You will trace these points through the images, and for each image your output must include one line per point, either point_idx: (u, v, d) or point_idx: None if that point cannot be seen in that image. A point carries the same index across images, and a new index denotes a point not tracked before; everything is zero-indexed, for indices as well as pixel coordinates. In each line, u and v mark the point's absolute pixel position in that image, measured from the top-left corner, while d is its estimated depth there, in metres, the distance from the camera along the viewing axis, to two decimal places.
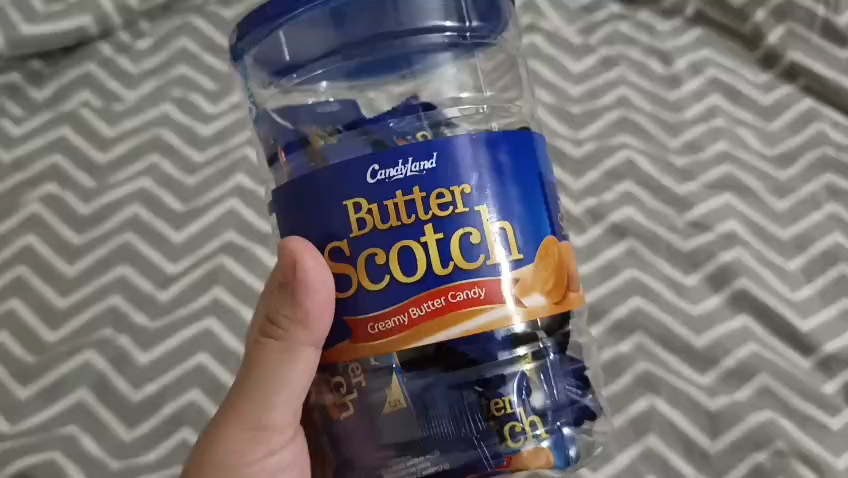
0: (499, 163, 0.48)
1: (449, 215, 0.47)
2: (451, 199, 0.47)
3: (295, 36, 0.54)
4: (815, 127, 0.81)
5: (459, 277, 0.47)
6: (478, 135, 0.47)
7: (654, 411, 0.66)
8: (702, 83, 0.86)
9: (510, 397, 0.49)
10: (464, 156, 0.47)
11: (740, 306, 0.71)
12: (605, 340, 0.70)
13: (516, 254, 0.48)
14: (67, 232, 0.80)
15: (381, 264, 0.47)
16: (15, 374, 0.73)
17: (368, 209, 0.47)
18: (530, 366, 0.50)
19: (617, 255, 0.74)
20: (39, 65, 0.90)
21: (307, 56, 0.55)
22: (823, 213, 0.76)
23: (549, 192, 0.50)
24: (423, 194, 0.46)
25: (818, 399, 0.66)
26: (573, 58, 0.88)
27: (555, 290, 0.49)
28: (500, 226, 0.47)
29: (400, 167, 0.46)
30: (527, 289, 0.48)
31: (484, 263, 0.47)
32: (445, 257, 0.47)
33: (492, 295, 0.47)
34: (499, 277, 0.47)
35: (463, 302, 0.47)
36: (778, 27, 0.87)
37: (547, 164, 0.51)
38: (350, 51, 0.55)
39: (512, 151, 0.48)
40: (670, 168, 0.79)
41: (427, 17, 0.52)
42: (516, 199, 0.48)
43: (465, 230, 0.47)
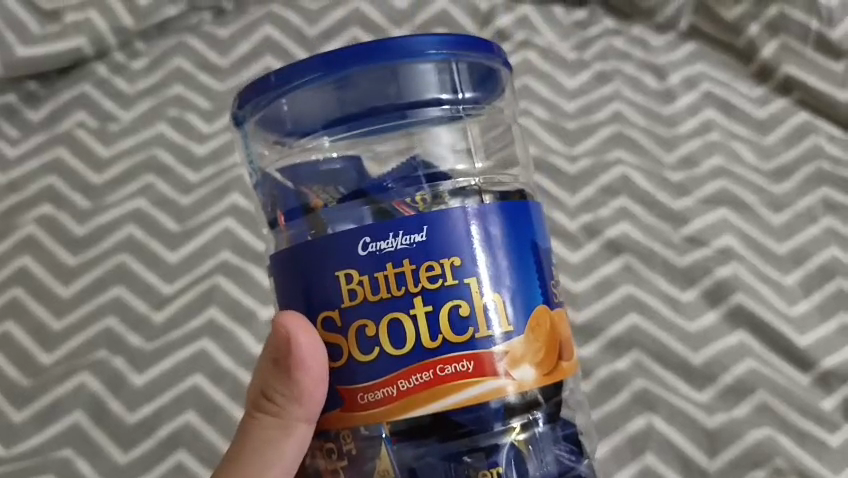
0: (492, 235, 0.46)
1: (439, 287, 0.45)
2: (441, 271, 0.45)
3: (297, 104, 0.51)
4: (811, 141, 0.81)
5: (448, 350, 0.45)
6: (470, 207, 0.45)
7: (651, 428, 0.66)
8: (697, 97, 0.86)
9: (500, 468, 0.47)
10: (455, 229, 0.45)
11: (737, 322, 0.70)
12: (601, 357, 0.70)
13: (507, 326, 0.45)
14: (63, 254, 0.79)
15: (371, 336, 0.45)
16: (10, 396, 0.72)
17: (359, 280, 0.45)
18: (520, 437, 0.48)
19: (613, 272, 0.74)
20: (35, 86, 0.91)
21: (304, 126, 0.53)
22: (819, 227, 0.76)
23: (543, 260, 0.48)
24: (413, 266, 0.44)
25: (817, 416, 0.66)
26: (567, 74, 0.88)
27: (547, 361, 0.47)
28: (492, 298, 0.45)
29: (390, 239, 0.44)
30: (518, 360, 0.46)
31: (474, 336, 0.45)
32: (434, 329, 0.45)
33: (482, 368, 0.45)
34: (490, 351, 0.45)
35: (453, 375, 0.45)
36: (772, 41, 0.87)
37: (542, 230, 0.50)
38: (350, 127, 0.52)
39: (507, 221, 0.46)
40: (665, 183, 0.79)
41: (427, 90, 0.51)
42: (508, 270, 0.46)
43: (454, 301, 0.45)
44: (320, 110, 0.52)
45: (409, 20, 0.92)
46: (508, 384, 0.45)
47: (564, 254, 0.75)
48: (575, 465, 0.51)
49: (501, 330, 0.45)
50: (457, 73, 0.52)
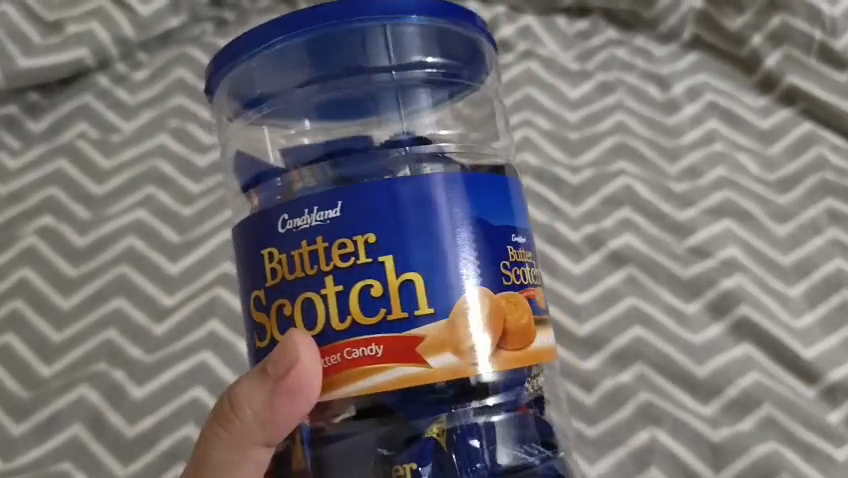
0: (409, 206, 0.46)
1: (351, 266, 0.46)
2: (353, 249, 0.46)
3: (278, 65, 0.54)
4: (815, 151, 0.81)
5: (356, 333, 0.46)
6: (388, 180, 0.46)
7: (656, 442, 0.65)
8: (700, 108, 0.85)
9: (413, 463, 0.47)
10: (369, 205, 0.46)
11: (742, 335, 0.70)
12: (605, 370, 0.69)
13: (425, 307, 0.46)
14: (64, 265, 0.79)
15: (289, 315, 0.48)
16: (10, 409, 0.72)
17: (278, 258, 0.48)
18: (439, 431, 0.48)
19: (617, 283, 0.73)
20: (37, 97, 0.90)
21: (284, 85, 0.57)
22: (824, 238, 0.75)
23: (484, 239, 0.48)
24: (326, 244, 0.46)
25: (823, 430, 0.65)
26: (569, 85, 0.88)
27: (474, 345, 0.47)
28: (406, 277, 0.46)
29: (306, 216, 0.47)
30: (436, 346, 0.46)
31: (385, 317, 0.46)
32: (343, 310, 0.46)
33: (390, 354, 0.46)
34: (403, 334, 0.46)
35: (363, 358, 0.46)
36: (775, 51, 0.87)
37: (497, 208, 0.49)
38: (326, 85, 0.57)
39: (450, 197, 0.47)
40: (669, 194, 0.78)
41: (413, 53, 0.54)
42: (429, 250, 0.46)
43: (368, 281, 0.46)
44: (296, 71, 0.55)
45: None
46: (434, 366, 0.46)
47: (567, 266, 0.75)
48: (516, 453, 0.49)
49: (415, 310, 0.46)
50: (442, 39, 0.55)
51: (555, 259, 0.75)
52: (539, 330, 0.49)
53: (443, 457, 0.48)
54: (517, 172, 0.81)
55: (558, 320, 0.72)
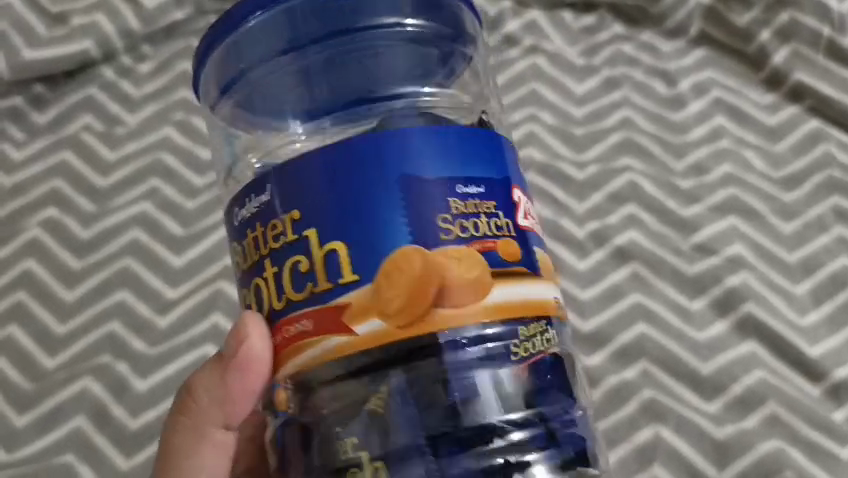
0: (334, 171, 0.46)
1: (283, 245, 0.47)
2: (283, 228, 0.47)
3: (255, 35, 0.54)
4: (822, 149, 0.80)
5: (292, 310, 0.47)
6: (307, 155, 0.47)
7: (659, 440, 0.65)
8: (706, 104, 0.85)
9: (351, 439, 0.47)
10: (295, 181, 0.47)
11: (747, 333, 0.69)
12: (609, 367, 0.69)
13: (349, 275, 0.45)
14: (68, 258, 0.79)
15: (247, 302, 0.50)
16: (13, 401, 0.72)
17: (237, 249, 0.50)
18: (379, 404, 0.48)
19: (621, 280, 0.73)
20: (41, 89, 0.90)
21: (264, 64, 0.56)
22: (830, 236, 0.75)
23: (418, 192, 0.46)
24: (262, 227, 0.48)
25: (828, 429, 0.65)
26: (575, 80, 0.88)
27: (401, 312, 0.45)
28: (331, 247, 0.46)
29: (249, 204, 0.49)
30: (357, 314, 0.45)
31: (312, 291, 0.46)
32: (280, 289, 0.47)
33: (318, 326, 0.46)
34: (328, 305, 0.46)
35: (298, 334, 0.47)
36: (782, 48, 0.87)
37: (442, 160, 0.47)
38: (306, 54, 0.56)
39: (370, 154, 0.46)
40: (675, 190, 0.78)
41: (387, 15, 0.54)
42: (354, 212, 0.46)
43: (295, 259, 0.47)
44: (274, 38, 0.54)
45: None
46: (360, 332, 0.45)
47: (571, 262, 0.74)
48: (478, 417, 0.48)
49: (341, 280, 0.45)
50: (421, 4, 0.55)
51: (560, 255, 0.75)
52: (495, 285, 0.46)
53: (385, 424, 0.48)
54: (521, 167, 0.81)
55: None
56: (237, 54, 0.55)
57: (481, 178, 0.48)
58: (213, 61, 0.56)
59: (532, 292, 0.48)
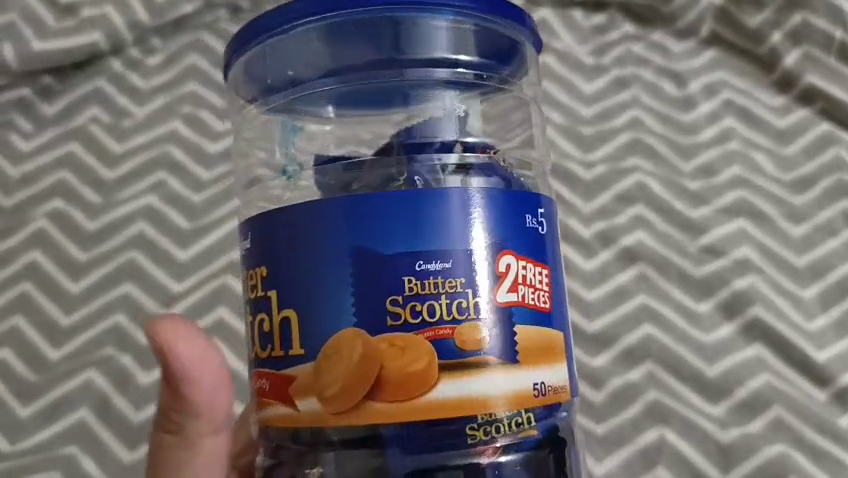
0: (300, 236, 0.44)
1: (256, 297, 0.46)
2: (256, 281, 0.46)
3: (297, 45, 0.52)
4: (832, 152, 0.80)
5: (259, 365, 0.47)
6: (277, 211, 0.45)
7: (663, 442, 0.65)
8: (717, 105, 0.84)
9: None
10: (269, 236, 0.45)
11: (753, 336, 0.69)
12: (614, 368, 0.68)
13: (298, 349, 0.44)
14: (74, 250, 0.79)
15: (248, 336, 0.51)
16: (17, 391, 0.72)
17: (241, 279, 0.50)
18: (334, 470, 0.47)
19: (628, 280, 0.73)
20: (50, 80, 0.90)
21: (299, 76, 0.54)
22: (839, 240, 0.74)
23: (370, 269, 0.42)
24: (247, 271, 0.48)
25: (834, 434, 0.64)
26: (584, 79, 0.87)
27: (339, 398, 0.43)
28: (285, 314, 0.44)
29: (243, 243, 0.48)
30: (302, 391, 0.44)
31: (270, 355, 0.46)
32: (254, 341, 0.47)
33: (274, 392, 0.46)
34: (279, 374, 0.45)
35: (260, 392, 0.47)
36: (794, 50, 0.86)
37: (410, 231, 0.43)
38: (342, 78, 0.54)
39: (334, 222, 0.43)
40: (683, 192, 0.78)
41: (436, 50, 0.51)
42: (314, 287, 0.43)
43: (261, 315, 0.46)
44: (310, 59, 0.53)
45: None
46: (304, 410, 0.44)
47: (578, 262, 0.74)
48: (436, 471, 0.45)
49: (293, 352, 0.44)
50: (471, 37, 0.52)
51: (566, 254, 0.75)
52: (440, 379, 0.43)
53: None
54: None
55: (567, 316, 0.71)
56: (278, 57, 0.53)
57: (453, 253, 0.43)
58: (251, 58, 0.54)
59: (494, 384, 0.43)
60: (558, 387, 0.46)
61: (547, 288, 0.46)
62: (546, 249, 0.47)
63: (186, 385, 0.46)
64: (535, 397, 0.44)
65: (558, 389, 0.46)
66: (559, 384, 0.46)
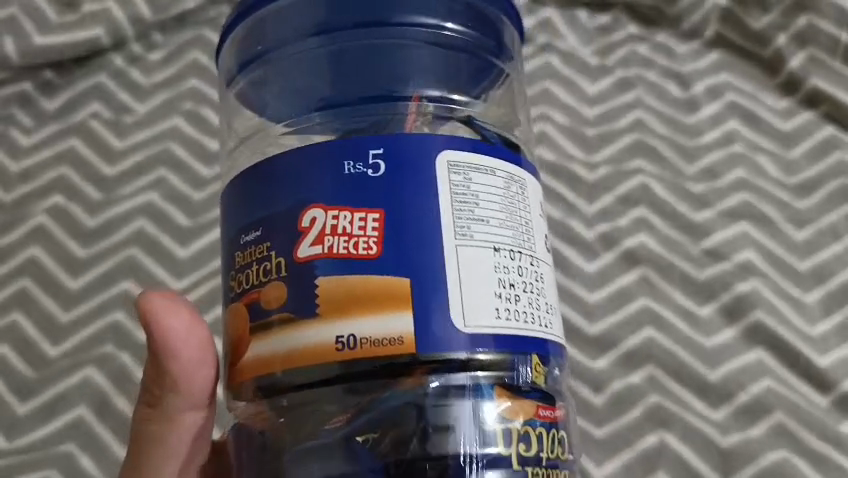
0: (236, 204, 0.48)
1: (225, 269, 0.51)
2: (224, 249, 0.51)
3: (289, 11, 0.53)
4: (836, 156, 0.80)
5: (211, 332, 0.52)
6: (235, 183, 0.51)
7: (664, 446, 0.64)
8: (720, 108, 0.84)
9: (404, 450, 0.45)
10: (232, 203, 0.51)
11: (755, 340, 0.69)
12: (615, 371, 0.68)
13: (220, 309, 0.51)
14: (73, 246, 0.79)
15: None
16: (16, 388, 0.72)
17: None
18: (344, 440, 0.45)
19: (630, 283, 0.72)
20: (51, 75, 0.90)
21: (283, 39, 0.53)
22: (842, 245, 0.74)
23: (236, 236, 0.48)
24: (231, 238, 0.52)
25: (835, 440, 0.64)
26: (588, 80, 0.87)
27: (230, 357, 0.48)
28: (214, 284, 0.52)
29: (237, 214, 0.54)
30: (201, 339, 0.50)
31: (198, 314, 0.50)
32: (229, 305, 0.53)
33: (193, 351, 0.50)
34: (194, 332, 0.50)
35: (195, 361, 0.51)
36: (799, 53, 0.86)
37: (281, 189, 0.46)
38: (326, 51, 0.53)
39: (239, 190, 0.48)
40: (686, 194, 0.77)
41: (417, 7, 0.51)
42: (225, 253, 0.49)
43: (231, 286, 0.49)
44: (299, 22, 0.52)
45: None
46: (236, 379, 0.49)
47: (580, 263, 0.74)
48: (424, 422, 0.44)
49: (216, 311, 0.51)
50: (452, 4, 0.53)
51: (568, 255, 0.74)
52: (253, 341, 0.46)
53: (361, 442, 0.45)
54: None
55: (568, 319, 0.71)
56: (263, 32, 0.54)
57: (294, 207, 0.45)
58: (246, 28, 0.56)
59: (301, 339, 0.44)
60: (380, 340, 0.43)
61: (375, 233, 0.44)
62: (378, 194, 0.44)
63: (164, 350, 0.48)
64: (337, 351, 0.43)
65: (387, 342, 0.43)
66: (397, 334, 0.43)
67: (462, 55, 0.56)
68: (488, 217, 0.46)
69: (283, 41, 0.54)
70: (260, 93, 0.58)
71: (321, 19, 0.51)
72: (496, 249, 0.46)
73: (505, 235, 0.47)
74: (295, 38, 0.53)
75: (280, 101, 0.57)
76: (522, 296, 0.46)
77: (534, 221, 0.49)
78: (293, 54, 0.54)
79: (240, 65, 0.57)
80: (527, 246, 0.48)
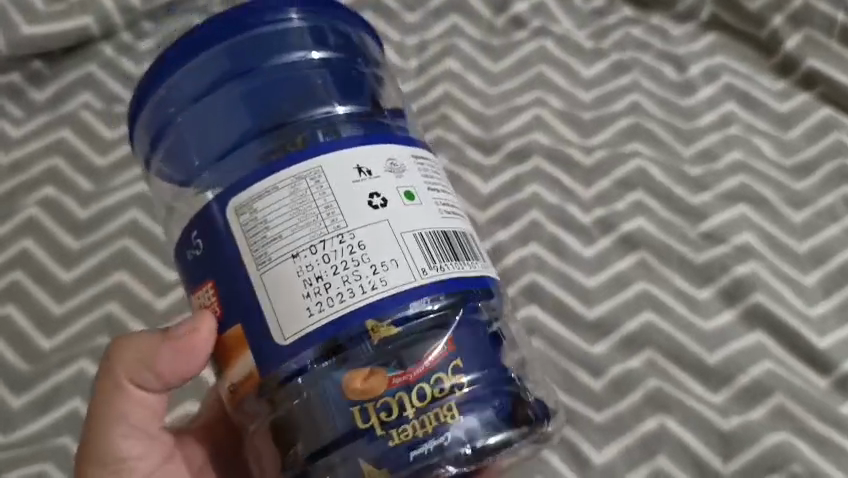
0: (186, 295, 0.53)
1: None
2: None
3: (184, 77, 0.55)
4: (834, 137, 0.79)
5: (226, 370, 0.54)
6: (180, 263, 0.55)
7: (665, 430, 0.64)
8: (716, 90, 0.83)
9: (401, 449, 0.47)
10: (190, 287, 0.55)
11: (754, 323, 0.68)
12: (613, 356, 0.67)
13: None
14: (66, 239, 0.78)
15: None
16: (8, 382, 0.70)
17: None
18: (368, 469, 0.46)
19: (628, 267, 0.72)
20: (40, 65, 0.89)
21: (184, 99, 0.55)
22: (840, 226, 0.73)
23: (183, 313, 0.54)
24: None
25: (835, 422, 0.63)
26: (583, 64, 0.86)
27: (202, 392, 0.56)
28: None
29: None
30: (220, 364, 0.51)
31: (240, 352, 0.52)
32: None
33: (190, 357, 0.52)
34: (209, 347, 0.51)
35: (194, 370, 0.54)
36: (795, 33, 0.85)
37: (187, 269, 0.51)
38: (228, 100, 0.54)
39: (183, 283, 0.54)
40: (683, 177, 0.77)
41: (291, 41, 0.56)
42: None
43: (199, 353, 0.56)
44: (198, 80, 0.55)
45: (421, 6, 0.91)
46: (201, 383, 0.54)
47: (577, 249, 0.73)
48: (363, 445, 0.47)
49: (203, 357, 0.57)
50: (320, 32, 0.58)
51: (565, 241, 0.74)
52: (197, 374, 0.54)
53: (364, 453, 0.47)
54: (526, 152, 0.79)
55: (565, 303, 0.70)
56: (165, 102, 0.56)
57: (196, 283, 0.50)
58: (143, 113, 0.57)
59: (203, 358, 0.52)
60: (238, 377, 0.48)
61: (215, 298, 0.49)
62: (210, 266, 0.49)
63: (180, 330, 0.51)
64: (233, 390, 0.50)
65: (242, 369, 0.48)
66: (245, 374, 0.48)
67: (347, 71, 0.59)
68: (287, 224, 0.48)
69: (186, 98, 0.55)
70: (176, 165, 0.57)
71: (220, 68, 0.54)
72: (296, 255, 0.47)
73: (304, 233, 0.47)
74: (197, 94, 0.55)
75: (191, 165, 0.56)
76: (336, 279, 0.46)
77: (345, 190, 0.48)
78: (195, 114, 0.55)
79: (150, 145, 0.58)
80: (336, 226, 0.47)
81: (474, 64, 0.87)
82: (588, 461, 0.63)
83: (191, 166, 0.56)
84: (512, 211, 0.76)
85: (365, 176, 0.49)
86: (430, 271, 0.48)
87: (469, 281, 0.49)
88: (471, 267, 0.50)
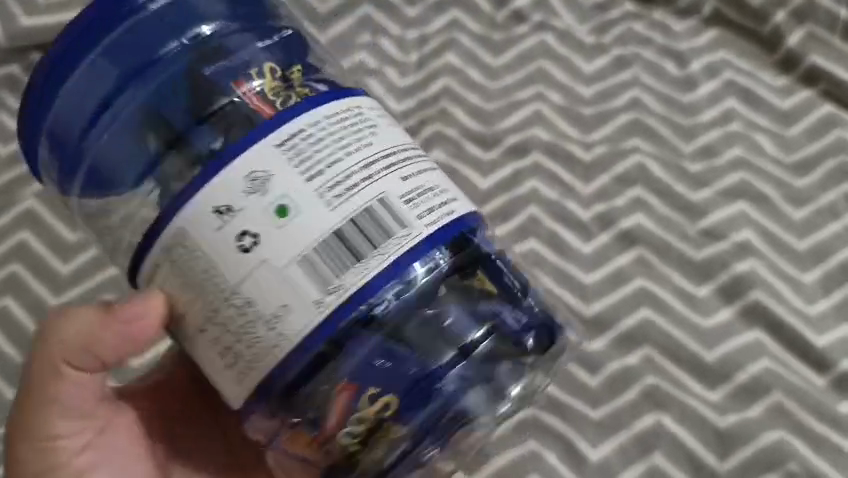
0: None
1: None
2: None
3: (75, 95, 0.53)
4: (835, 134, 0.78)
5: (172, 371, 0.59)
6: None
7: (661, 427, 0.64)
8: (718, 86, 0.83)
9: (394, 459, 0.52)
10: None
11: (753, 321, 0.68)
12: (611, 352, 0.67)
13: None
14: (64, 231, 0.78)
15: None
16: (6, 375, 0.70)
17: None
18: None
19: (627, 263, 0.72)
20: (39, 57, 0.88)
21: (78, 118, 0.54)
22: (841, 224, 0.73)
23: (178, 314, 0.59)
24: None
25: (832, 420, 0.63)
26: (584, 59, 0.86)
27: None
28: None
29: None
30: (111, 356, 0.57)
31: None
32: None
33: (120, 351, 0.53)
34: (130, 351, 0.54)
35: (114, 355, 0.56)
36: (798, 29, 0.84)
37: None
38: (129, 106, 0.53)
39: None
40: (683, 174, 0.76)
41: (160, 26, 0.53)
42: None
43: None
44: (91, 95, 0.53)
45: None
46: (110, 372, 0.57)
47: (576, 245, 0.73)
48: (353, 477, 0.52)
49: None
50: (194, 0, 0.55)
51: (564, 237, 0.73)
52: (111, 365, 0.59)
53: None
54: (526, 147, 0.79)
55: (563, 299, 0.70)
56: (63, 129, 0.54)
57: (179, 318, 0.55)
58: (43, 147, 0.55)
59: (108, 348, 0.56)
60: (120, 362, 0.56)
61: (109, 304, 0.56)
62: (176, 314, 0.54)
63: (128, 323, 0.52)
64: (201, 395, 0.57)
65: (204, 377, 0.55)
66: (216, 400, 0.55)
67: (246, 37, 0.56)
68: (195, 303, 0.50)
69: (82, 118, 0.54)
70: (96, 191, 0.56)
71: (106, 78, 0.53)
72: (203, 330, 0.50)
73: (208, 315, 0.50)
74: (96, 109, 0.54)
75: (115, 181, 0.54)
76: (241, 345, 0.49)
77: (216, 244, 0.48)
78: (101, 133, 0.54)
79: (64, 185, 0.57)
80: (221, 288, 0.48)
81: (475, 58, 0.87)
82: (583, 457, 0.63)
83: (114, 185, 0.54)
84: (511, 206, 0.75)
85: (228, 217, 0.48)
86: (336, 280, 0.47)
87: (391, 268, 0.48)
88: (379, 257, 0.48)
